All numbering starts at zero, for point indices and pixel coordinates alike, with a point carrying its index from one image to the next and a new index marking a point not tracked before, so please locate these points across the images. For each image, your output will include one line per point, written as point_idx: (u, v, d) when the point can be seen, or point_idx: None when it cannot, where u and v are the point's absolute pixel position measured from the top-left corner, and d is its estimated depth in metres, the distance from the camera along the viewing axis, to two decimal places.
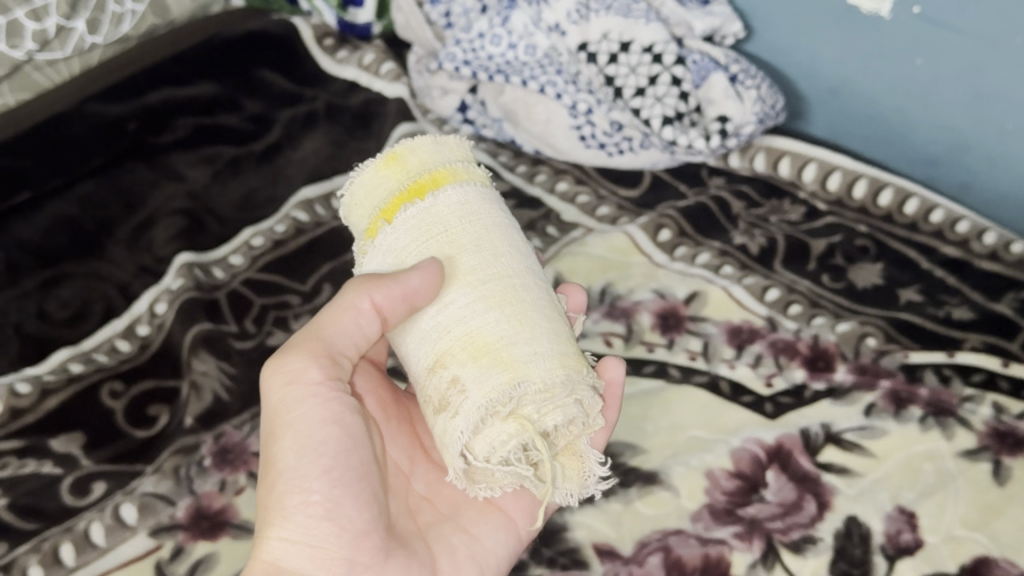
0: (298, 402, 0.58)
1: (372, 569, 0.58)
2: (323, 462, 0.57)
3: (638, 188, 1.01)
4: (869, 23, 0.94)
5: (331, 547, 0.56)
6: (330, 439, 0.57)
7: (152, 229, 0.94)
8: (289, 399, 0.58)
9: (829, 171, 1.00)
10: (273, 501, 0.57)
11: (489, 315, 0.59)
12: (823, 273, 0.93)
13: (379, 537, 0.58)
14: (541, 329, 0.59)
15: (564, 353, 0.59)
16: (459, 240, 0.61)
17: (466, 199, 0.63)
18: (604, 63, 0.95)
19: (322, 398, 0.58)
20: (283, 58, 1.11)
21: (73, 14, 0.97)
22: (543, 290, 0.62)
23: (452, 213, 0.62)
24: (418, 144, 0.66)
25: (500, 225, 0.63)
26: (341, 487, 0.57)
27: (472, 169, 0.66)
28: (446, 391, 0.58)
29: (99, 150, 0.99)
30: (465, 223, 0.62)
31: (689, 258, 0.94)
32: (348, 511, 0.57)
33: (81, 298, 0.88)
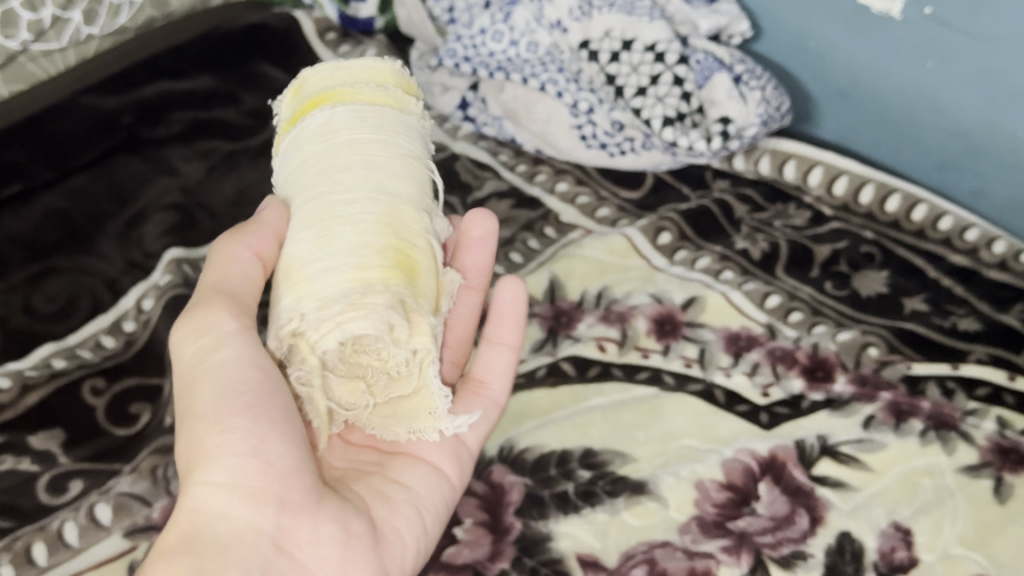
0: (214, 349, 0.56)
1: (305, 506, 0.55)
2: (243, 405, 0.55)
3: (640, 190, 0.98)
4: (878, 25, 0.91)
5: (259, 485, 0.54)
6: (249, 382, 0.56)
7: (143, 224, 0.93)
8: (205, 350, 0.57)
9: (835, 175, 0.97)
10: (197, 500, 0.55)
11: (344, 229, 0.58)
12: (826, 280, 0.91)
13: (310, 477, 0.56)
14: (348, 240, 0.57)
15: (362, 266, 0.56)
16: (340, 158, 0.62)
17: (331, 118, 0.64)
18: (605, 62, 0.93)
19: (238, 343, 0.57)
20: (283, 49, 1.08)
21: (70, 4, 0.95)
22: (381, 200, 0.60)
23: (339, 136, 0.63)
24: (328, 78, 0.68)
25: (356, 151, 0.62)
26: (264, 424, 0.55)
27: (362, 89, 0.67)
28: (300, 319, 0.56)
29: (92, 144, 0.96)
30: (348, 146, 0.62)
31: (689, 262, 0.92)
32: (272, 447, 0.55)
33: (68, 293, 0.87)
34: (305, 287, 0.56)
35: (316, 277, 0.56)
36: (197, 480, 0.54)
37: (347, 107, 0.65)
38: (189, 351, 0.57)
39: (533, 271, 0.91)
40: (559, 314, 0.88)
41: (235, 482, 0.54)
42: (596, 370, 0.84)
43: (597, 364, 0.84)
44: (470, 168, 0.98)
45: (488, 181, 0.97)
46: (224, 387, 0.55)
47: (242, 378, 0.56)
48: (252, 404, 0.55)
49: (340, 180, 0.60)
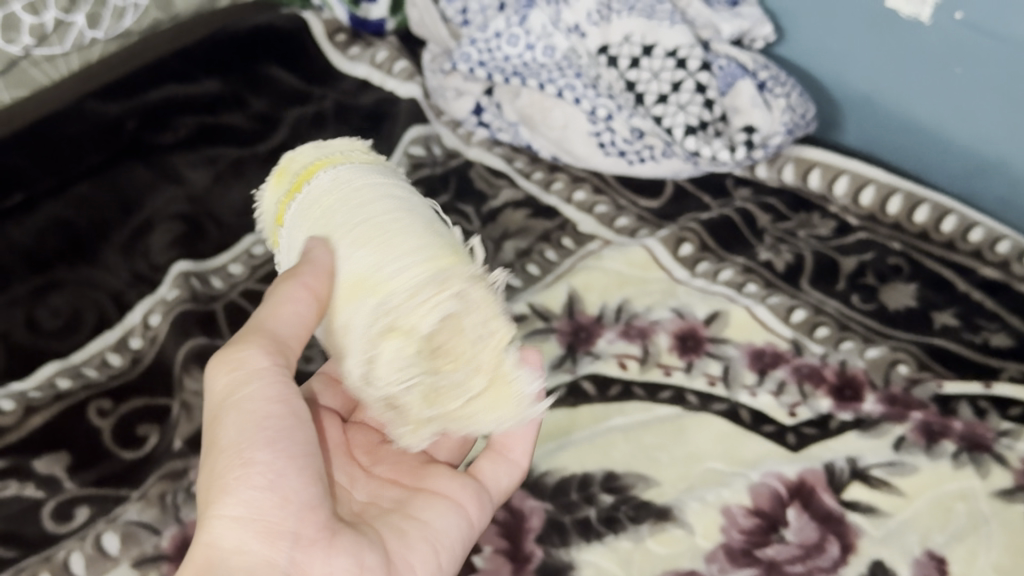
0: (244, 381, 0.50)
1: (319, 544, 0.48)
2: (263, 437, 0.48)
3: (659, 199, 0.96)
4: (906, 29, 0.88)
5: (274, 522, 0.48)
6: (277, 417, 0.49)
7: (149, 234, 0.90)
8: (233, 379, 0.50)
9: (862, 185, 0.94)
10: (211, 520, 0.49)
11: (404, 236, 0.51)
12: (853, 293, 0.88)
13: (326, 512, 0.50)
14: (409, 239, 0.51)
15: (434, 256, 0.51)
16: (354, 198, 0.54)
17: (336, 175, 0.56)
18: (625, 68, 0.91)
19: (267, 376, 0.50)
20: (291, 52, 1.05)
21: (73, 8, 0.92)
22: (418, 213, 0.54)
23: (348, 183, 0.55)
24: (311, 152, 0.59)
25: (378, 185, 0.55)
26: (286, 458, 0.48)
27: (353, 155, 0.59)
28: (390, 320, 0.49)
29: (96, 150, 0.93)
30: (358, 186, 0.54)
31: (711, 275, 0.89)
32: (292, 482, 0.48)
33: (71, 306, 0.84)
34: (383, 290, 0.49)
35: (392, 276, 0.49)
36: (210, 513, 0.48)
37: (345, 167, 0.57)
38: (219, 386, 0.50)
39: (550, 284, 0.88)
40: (578, 329, 0.85)
41: (252, 516, 0.47)
42: (617, 389, 0.81)
43: (617, 383, 0.82)
44: (484, 174, 0.97)
45: (503, 189, 0.95)
46: (252, 422, 0.49)
47: (270, 414, 0.49)
48: (274, 437, 0.49)
49: (358, 213, 0.53)
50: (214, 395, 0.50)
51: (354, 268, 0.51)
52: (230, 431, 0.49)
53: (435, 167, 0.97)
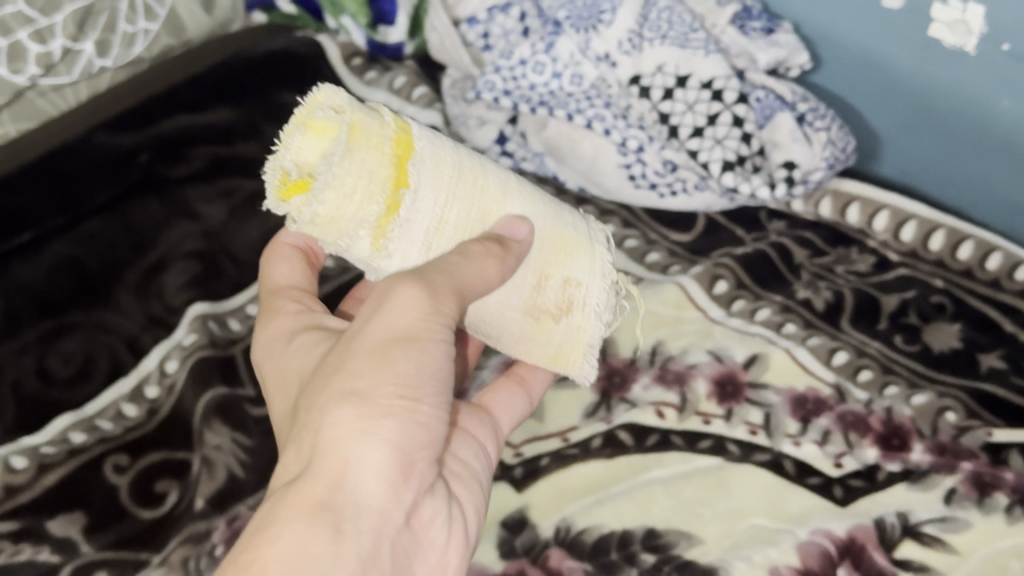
0: (426, 329, 0.51)
1: (424, 493, 0.53)
2: (429, 392, 0.51)
3: (690, 233, 0.93)
4: (950, 59, 0.85)
5: (415, 465, 0.51)
6: (438, 372, 0.52)
7: (163, 272, 0.87)
8: (417, 323, 0.51)
9: (903, 220, 0.91)
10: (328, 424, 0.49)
11: (560, 222, 0.62)
12: (895, 333, 0.85)
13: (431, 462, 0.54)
14: (576, 232, 0.63)
15: (596, 248, 0.63)
16: (482, 179, 0.59)
17: (435, 137, 0.57)
18: (658, 99, 0.87)
19: (441, 333, 0.52)
20: (306, 78, 1.01)
21: (80, 35, 0.87)
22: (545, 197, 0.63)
23: (454, 152, 0.58)
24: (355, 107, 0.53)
25: (488, 171, 0.59)
26: (437, 413, 0.52)
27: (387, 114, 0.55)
28: (563, 294, 0.61)
29: (108, 185, 0.88)
30: (471, 162, 0.58)
31: (748, 314, 0.86)
32: (436, 432, 0.52)
33: (84, 353, 0.80)
34: (565, 269, 0.61)
35: (577, 274, 0.62)
36: (361, 431, 0.49)
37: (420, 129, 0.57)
38: (406, 318, 0.51)
39: None
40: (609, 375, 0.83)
41: (402, 449, 0.50)
42: (655, 438, 0.78)
43: (655, 432, 0.78)
44: None
45: None
46: (423, 371, 0.51)
47: (432, 368, 0.52)
48: (436, 390, 0.52)
49: (522, 193, 0.60)
50: (396, 321, 0.51)
51: (549, 228, 0.61)
52: (404, 366, 0.50)
53: None
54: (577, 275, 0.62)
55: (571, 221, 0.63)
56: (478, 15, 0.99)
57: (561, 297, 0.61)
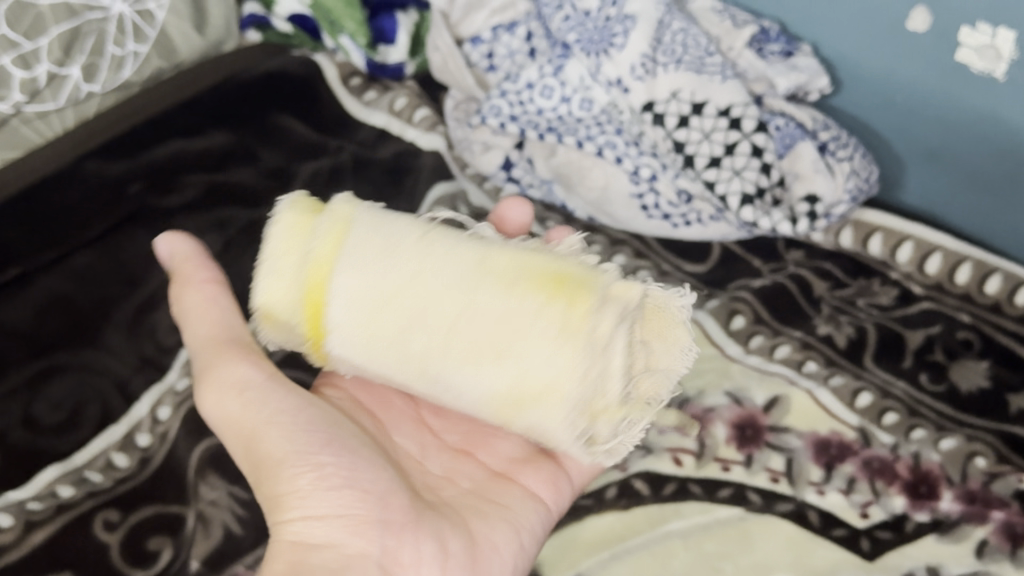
0: (260, 401, 0.54)
1: (406, 525, 0.52)
2: (318, 434, 0.53)
3: (705, 263, 0.88)
4: (978, 85, 0.82)
5: (359, 513, 0.50)
6: (316, 418, 0.54)
7: (155, 308, 0.82)
8: (255, 400, 0.54)
9: (927, 252, 0.87)
10: (279, 498, 0.51)
11: (490, 366, 0.48)
12: (921, 371, 0.81)
13: (404, 496, 0.53)
14: (537, 355, 0.47)
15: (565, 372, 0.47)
16: (398, 316, 0.49)
17: (355, 265, 0.49)
18: (673, 127, 0.83)
19: (284, 391, 0.54)
20: (302, 101, 0.97)
21: (66, 59, 0.84)
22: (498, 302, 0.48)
23: (376, 278, 0.49)
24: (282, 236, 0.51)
25: (424, 287, 0.49)
26: (347, 453, 0.52)
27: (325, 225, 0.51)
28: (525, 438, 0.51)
29: (98, 216, 0.82)
30: (395, 291, 0.49)
31: (766, 351, 0.82)
32: (365, 474, 0.52)
33: (73, 401, 0.74)
34: (512, 418, 0.49)
35: (533, 426, 0.49)
36: (289, 516, 0.50)
37: (354, 236, 0.50)
38: (232, 409, 0.53)
39: None
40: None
41: (337, 510, 0.50)
42: (672, 487, 0.74)
43: (672, 480, 0.75)
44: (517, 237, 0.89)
45: None
46: (293, 430, 0.53)
47: (309, 421, 0.53)
48: (327, 438, 0.53)
49: (447, 340, 0.48)
50: (243, 422, 0.53)
51: (484, 389, 0.48)
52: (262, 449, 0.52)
53: None
54: (541, 425, 0.49)
55: (525, 348, 0.47)
56: (482, 34, 0.95)
57: (524, 379, 0.48)
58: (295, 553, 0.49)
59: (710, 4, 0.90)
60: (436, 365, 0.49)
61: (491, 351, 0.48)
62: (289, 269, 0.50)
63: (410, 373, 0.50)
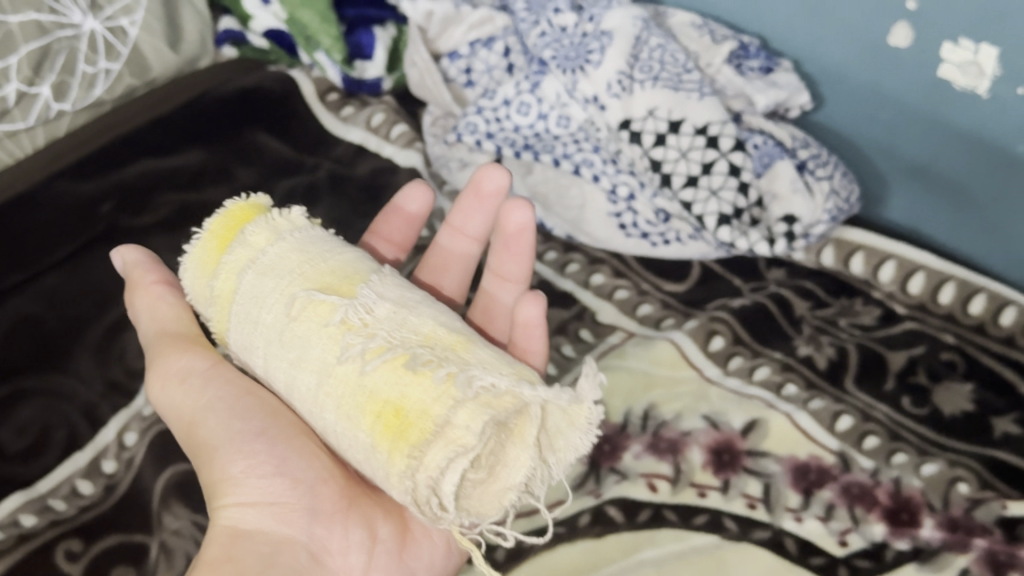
0: (201, 390, 0.56)
1: (334, 516, 0.54)
2: (253, 425, 0.55)
3: (685, 282, 0.87)
4: (961, 102, 0.80)
5: (287, 500, 0.53)
6: (256, 405, 0.56)
7: (124, 331, 0.80)
8: (194, 389, 0.56)
9: (909, 271, 0.86)
10: (214, 479, 0.54)
11: (315, 368, 0.52)
12: (903, 395, 0.79)
13: (337, 485, 0.55)
14: (370, 375, 0.50)
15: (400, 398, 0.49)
16: (276, 307, 0.54)
17: (272, 261, 0.56)
18: (649, 144, 0.82)
19: (223, 380, 0.57)
20: (278, 116, 0.95)
21: (36, 77, 0.83)
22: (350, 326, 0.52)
23: (282, 272, 0.56)
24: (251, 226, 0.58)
25: (301, 289, 0.54)
26: (281, 443, 0.54)
27: (277, 224, 0.59)
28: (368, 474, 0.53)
29: (66, 240, 0.82)
30: (289, 287, 0.55)
31: (746, 373, 0.81)
32: (295, 463, 0.54)
33: (39, 425, 0.74)
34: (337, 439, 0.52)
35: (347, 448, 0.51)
36: (222, 505, 0.53)
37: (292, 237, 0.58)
38: (175, 398, 0.57)
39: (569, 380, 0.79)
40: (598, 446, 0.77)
41: (267, 499, 0.53)
42: (647, 514, 0.72)
43: (647, 507, 0.72)
44: None
45: None
46: (229, 418, 0.55)
47: (246, 408, 0.55)
48: (263, 428, 0.55)
49: (299, 338, 0.53)
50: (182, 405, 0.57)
51: (314, 397, 0.52)
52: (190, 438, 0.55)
53: None
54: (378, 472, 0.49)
55: (359, 369, 0.50)
56: (459, 49, 0.94)
57: (396, 397, 0.49)
58: (226, 537, 0.51)
59: (689, 19, 0.88)
60: (295, 375, 0.53)
61: (334, 370, 0.51)
62: (209, 263, 0.58)
63: (283, 382, 0.54)
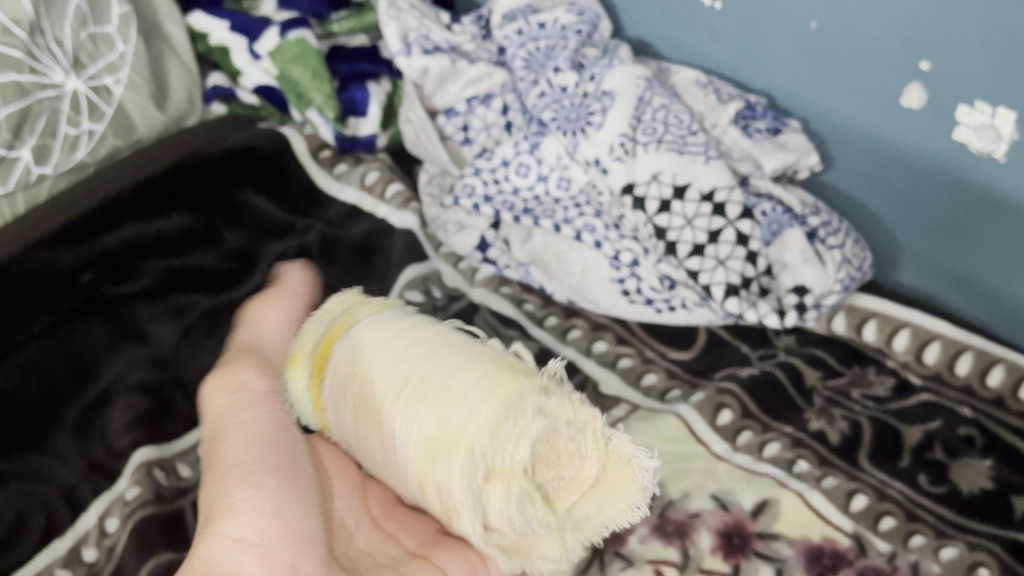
0: (243, 409, 0.52)
1: None
2: (273, 459, 0.50)
3: (691, 350, 0.84)
4: (977, 166, 0.77)
5: (275, 547, 0.47)
6: (281, 442, 0.51)
7: (106, 407, 0.76)
8: (238, 406, 0.52)
9: (926, 341, 0.83)
10: (211, 503, 0.49)
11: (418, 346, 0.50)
12: (919, 472, 0.75)
13: (320, 550, 0.49)
14: (470, 375, 0.44)
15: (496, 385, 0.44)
16: None
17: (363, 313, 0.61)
18: (653, 210, 0.79)
19: (271, 407, 0.52)
20: (266, 175, 0.93)
21: (16, 140, 0.79)
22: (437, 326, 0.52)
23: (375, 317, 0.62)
24: None
25: None
26: (293, 487, 0.49)
27: None
28: (439, 500, 0.43)
29: (47, 310, 0.77)
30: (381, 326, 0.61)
31: (755, 449, 0.77)
32: (295, 512, 0.49)
33: (15, 512, 0.69)
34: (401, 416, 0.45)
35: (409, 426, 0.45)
36: (214, 531, 0.47)
37: None
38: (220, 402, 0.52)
39: None
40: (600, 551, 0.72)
41: (256, 540, 0.47)
42: None
43: None
44: (492, 323, 0.85)
45: (514, 340, 0.84)
46: (257, 443, 0.50)
47: (273, 438, 0.51)
48: (280, 464, 0.50)
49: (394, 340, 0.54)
50: (234, 404, 0.53)
51: (389, 380, 0.46)
52: (237, 439, 0.51)
53: (435, 315, 0.85)
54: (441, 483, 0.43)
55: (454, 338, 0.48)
56: (456, 106, 0.91)
57: (508, 368, 0.45)
58: (198, 570, 0.46)
59: (694, 77, 0.86)
60: None
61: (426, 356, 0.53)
62: None
63: None
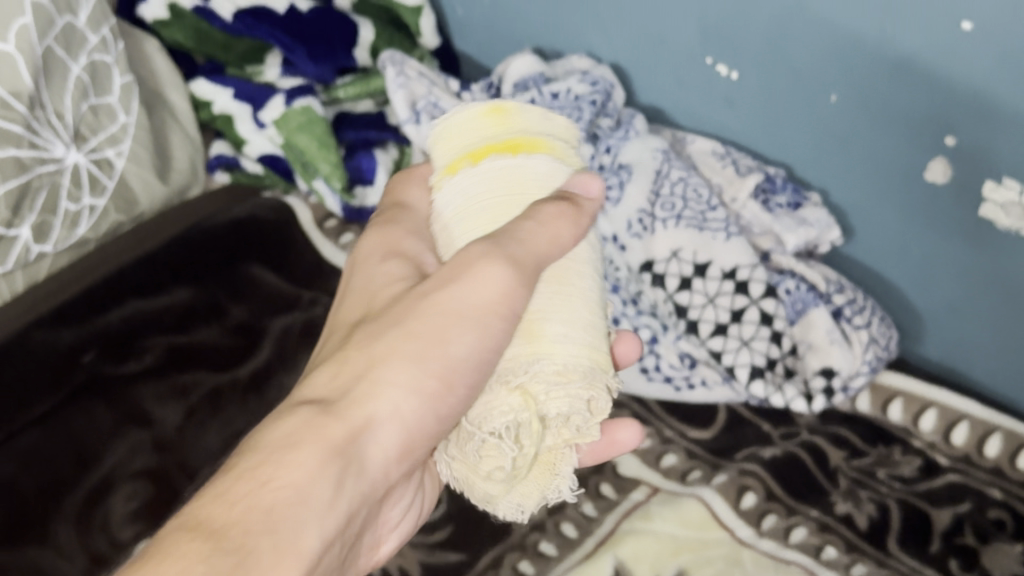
0: (499, 332, 0.45)
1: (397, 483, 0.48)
2: (468, 387, 0.46)
3: (711, 429, 0.82)
4: (1004, 243, 0.75)
5: (414, 439, 0.46)
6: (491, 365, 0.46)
7: (108, 495, 0.73)
8: (457, 311, 0.46)
9: (954, 420, 0.80)
10: (387, 375, 0.46)
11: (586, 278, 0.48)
12: (949, 557, 0.73)
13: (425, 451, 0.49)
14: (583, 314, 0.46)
15: (595, 345, 0.46)
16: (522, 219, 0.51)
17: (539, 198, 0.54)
18: (674, 288, 0.77)
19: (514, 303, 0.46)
20: (272, 248, 0.91)
21: (14, 219, 0.75)
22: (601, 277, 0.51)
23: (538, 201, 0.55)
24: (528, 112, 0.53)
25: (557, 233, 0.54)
26: (459, 409, 0.47)
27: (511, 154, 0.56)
28: None
29: (47, 392, 0.75)
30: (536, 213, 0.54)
31: (781, 534, 0.74)
32: (448, 426, 0.47)
33: None
34: (538, 326, 0.45)
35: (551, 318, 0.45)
36: (382, 392, 0.45)
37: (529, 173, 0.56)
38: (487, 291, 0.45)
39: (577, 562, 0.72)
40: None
41: (407, 428, 0.46)
42: None
43: None
44: None
45: None
46: (479, 359, 0.45)
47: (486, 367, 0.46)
48: (474, 387, 0.46)
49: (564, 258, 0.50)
50: (493, 296, 0.45)
51: (540, 300, 0.46)
52: (478, 291, 0.45)
53: None
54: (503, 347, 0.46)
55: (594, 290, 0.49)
56: None
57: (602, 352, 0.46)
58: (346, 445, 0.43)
59: (710, 147, 0.84)
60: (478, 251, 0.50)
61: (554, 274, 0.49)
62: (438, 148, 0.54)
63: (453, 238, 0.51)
